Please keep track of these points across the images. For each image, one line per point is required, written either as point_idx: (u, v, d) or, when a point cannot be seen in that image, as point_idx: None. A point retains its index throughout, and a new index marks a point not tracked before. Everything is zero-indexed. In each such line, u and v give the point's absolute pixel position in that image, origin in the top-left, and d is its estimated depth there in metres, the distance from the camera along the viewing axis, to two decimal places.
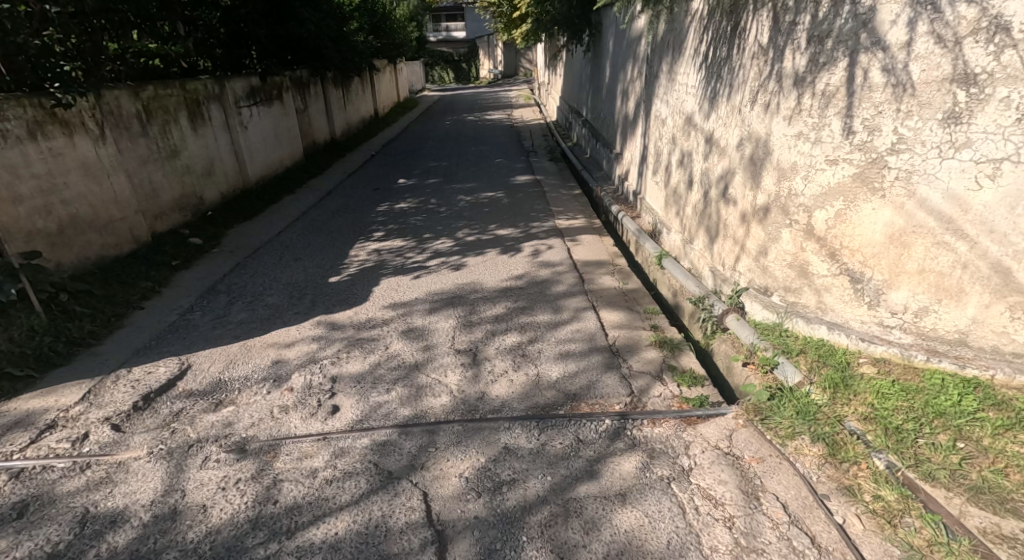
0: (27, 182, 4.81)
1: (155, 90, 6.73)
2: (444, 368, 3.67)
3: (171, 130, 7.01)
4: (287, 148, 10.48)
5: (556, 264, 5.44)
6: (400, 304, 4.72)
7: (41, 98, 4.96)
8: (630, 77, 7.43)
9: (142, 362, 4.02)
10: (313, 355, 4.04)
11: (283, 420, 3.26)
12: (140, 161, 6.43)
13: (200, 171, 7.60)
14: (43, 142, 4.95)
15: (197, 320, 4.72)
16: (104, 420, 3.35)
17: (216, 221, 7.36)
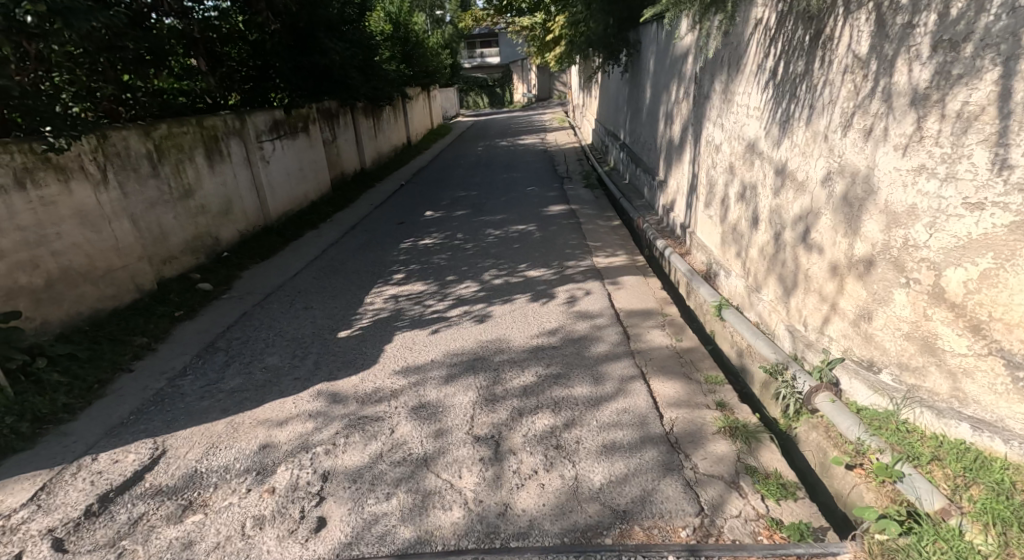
0: (11, 235, 4.38)
1: (167, 129, 6.35)
2: (457, 465, 2.98)
3: (185, 169, 6.62)
4: (313, 181, 10.09)
5: (595, 315, 4.68)
6: (412, 370, 4.05)
7: (33, 142, 4.54)
8: (675, 98, 6.67)
9: (110, 446, 3.46)
10: (307, 439, 3.38)
11: (254, 542, 2.66)
12: (148, 205, 6.01)
13: (217, 211, 7.19)
14: (33, 190, 4.52)
15: (185, 387, 4.10)
16: (46, 531, 2.82)
17: (230, 263, 6.90)
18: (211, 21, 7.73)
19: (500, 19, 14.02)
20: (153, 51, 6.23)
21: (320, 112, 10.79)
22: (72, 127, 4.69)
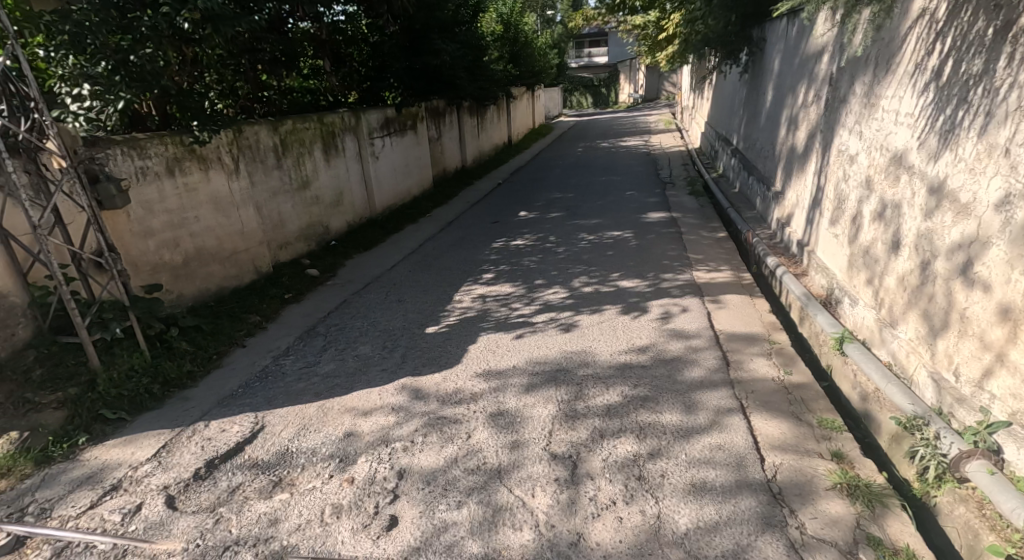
0: (159, 217, 4.73)
1: (293, 124, 6.76)
2: (531, 483, 2.89)
3: (305, 161, 7.02)
4: (416, 177, 10.41)
5: (692, 336, 4.37)
6: (493, 375, 3.98)
7: (181, 136, 4.88)
8: (801, 102, 6.10)
9: (221, 414, 3.60)
10: (388, 432, 3.42)
11: (330, 530, 2.70)
12: (270, 194, 6.42)
13: (329, 202, 7.58)
14: (180, 178, 4.88)
15: (286, 366, 4.23)
16: (162, 488, 2.99)
17: (336, 251, 7.23)
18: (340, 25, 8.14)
19: (611, 19, 13.58)
20: (286, 52, 6.63)
21: (428, 111, 11.11)
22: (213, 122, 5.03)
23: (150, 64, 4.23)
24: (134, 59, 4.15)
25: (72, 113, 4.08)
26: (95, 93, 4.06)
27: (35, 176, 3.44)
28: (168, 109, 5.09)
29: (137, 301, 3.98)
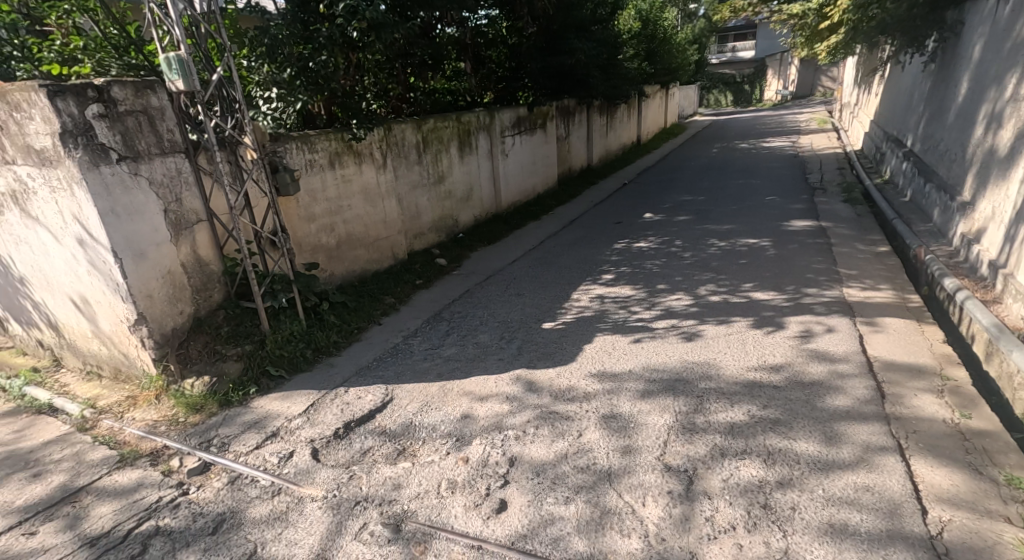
0: (320, 204, 5.27)
1: (434, 123, 7.21)
2: (643, 491, 2.90)
3: (442, 158, 7.47)
4: (542, 175, 10.60)
5: (838, 360, 4.02)
6: (608, 377, 4.00)
7: (342, 132, 5.37)
8: (1013, 94, 5.29)
9: (358, 383, 3.99)
10: (502, 420, 3.59)
11: (445, 503, 2.92)
12: (410, 187, 6.90)
13: (460, 197, 8.00)
14: (339, 170, 5.41)
15: (414, 346, 4.57)
16: (309, 440, 3.41)
17: (464, 244, 7.61)
18: (481, 28, 8.45)
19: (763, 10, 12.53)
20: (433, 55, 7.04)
21: (559, 110, 11.21)
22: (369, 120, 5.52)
23: (325, 69, 4.74)
24: (313, 66, 4.68)
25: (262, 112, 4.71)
26: (281, 96, 4.67)
27: (234, 166, 3.97)
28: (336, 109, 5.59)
29: (299, 275, 4.46)
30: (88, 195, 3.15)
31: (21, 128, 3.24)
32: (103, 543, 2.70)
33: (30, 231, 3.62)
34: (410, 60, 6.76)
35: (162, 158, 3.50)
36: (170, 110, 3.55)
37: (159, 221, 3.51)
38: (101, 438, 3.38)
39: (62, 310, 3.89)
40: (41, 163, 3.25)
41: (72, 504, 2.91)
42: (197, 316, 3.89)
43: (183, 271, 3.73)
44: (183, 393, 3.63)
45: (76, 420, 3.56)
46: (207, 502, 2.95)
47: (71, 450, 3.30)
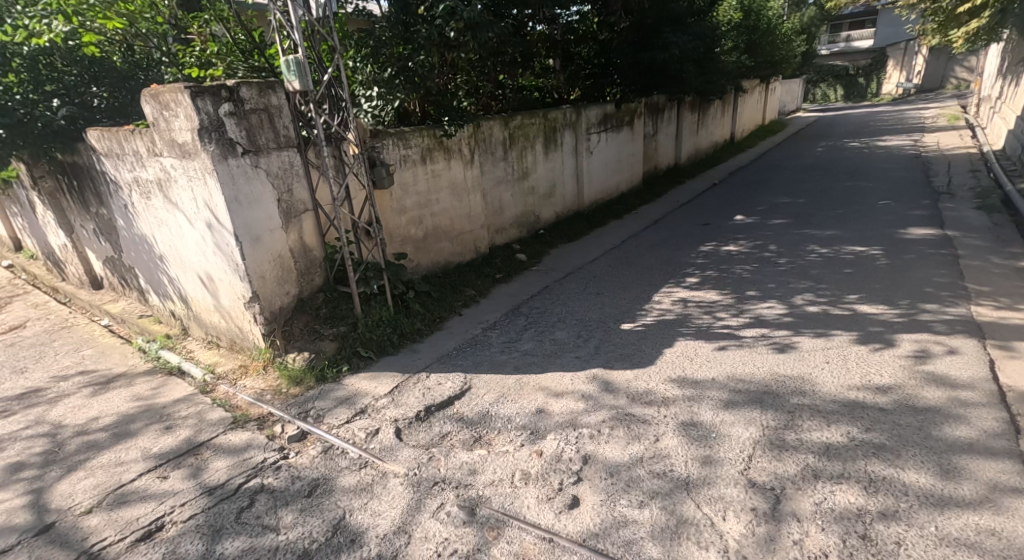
0: (411, 197, 5.49)
1: (521, 121, 7.32)
2: (723, 505, 2.85)
3: (527, 154, 7.54)
4: (627, 173, 10.40)
5: (960, 387, 3.66)
6: (689, 383, 3.92)
7: (433, 129, 5.60)
8: None
9: (439, 370, 4.21)
10: (576, 417, 3.64)
11: (519, 493, 3.04)
12: (495, 182, 7.06)
13: (542, 193, 8.04)
14: (429, 165, 5.60)
15: (492, 338, 4.72)
16: (393, 420, 3.66)
17: (544, 240, 7.64)
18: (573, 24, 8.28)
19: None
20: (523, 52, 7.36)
21: (647, 107, 10.93)
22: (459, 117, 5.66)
23: (422, 68, 4.96)
24: (412, 65, 4.92)
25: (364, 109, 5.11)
26: (381, 94, 5.04)
27: (339, 159, 4.30)
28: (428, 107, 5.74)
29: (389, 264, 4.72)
30: (217, 184, 3.56)
31: (167, 125, 3.67)
32: (218, 493, 3.08)
33: (169, 215, 4.16)
34: (502, 59, 7.01)
35: (279, 152, 3.87)
36: (287, 108, 3.89)
37: (272, 209, 3.89)
38: (218, 401, 3.84)
39: (192, 286, 4.43)
40: (181, 156, 3.70)
41: (194, 457, 3.34)
42: (300, 297, 4.28)
43: (290, 255, 4.11)
44: (286, 366, 4.01)
45: (199, 383, 4.07)
46: (304, 468, 3.27)
47: (194, 409, 3.78)
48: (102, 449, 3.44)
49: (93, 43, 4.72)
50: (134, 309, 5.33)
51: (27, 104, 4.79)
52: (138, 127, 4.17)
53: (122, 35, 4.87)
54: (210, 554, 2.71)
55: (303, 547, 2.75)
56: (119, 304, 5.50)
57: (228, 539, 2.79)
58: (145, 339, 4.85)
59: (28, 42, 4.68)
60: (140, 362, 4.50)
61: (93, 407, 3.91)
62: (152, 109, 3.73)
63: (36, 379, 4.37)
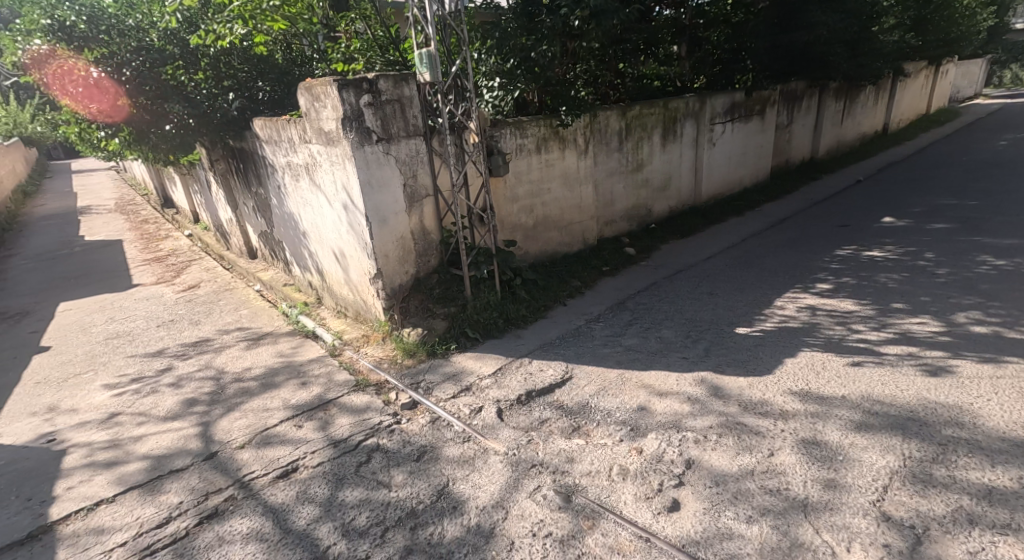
0: (523, 186, 5.34)
1: (639, 110, 6.72)
2: (847, 535, 2.64)
3: (642, 146, 6.91)
4: (755, 167, 9.30)
5: None
6: (813, 398, 3.63)
7: (552, 118, 5.39)
8: None
9: (541, 356, 4.32)
10: (681, 420, 3.55)
11: (616, 488, 3.06)
12: (608, 173, 6.57)
13: (656, 187, 7.33)
14: (544, 154, 5.43)
15: (595, 330, 4.70)
16: (496, 401, 3.84)
17: (657, 236, 7.05)
18: (702, 7, 7.51)
19: None
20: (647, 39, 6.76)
21: (784, 94, 9.75)
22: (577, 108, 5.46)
23: (544, 59, 4.99)
24: (534, 56, 4.99)
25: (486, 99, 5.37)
26: (502, 84, 5.23)
27: (459, 148, 4.50)
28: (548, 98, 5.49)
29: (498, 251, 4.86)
30: (355, 168, 3.95)
31: (317, 115, 4.12)
32: (341, 446, 3.47)
33: (313, 195, 4.69)
34: (624, 46, 6.42)
35: (408, 140, 4.19)
36: (418, 99, 4.19)
37: (399, 193, 4.23)
38: (344, 364, 4.31)
39: (327, 260, 4.96)
40: (326, 143, 4.15)
41: (323, 412, 3.78)
42: (416, 276, 4.59)
43: (411, 237, 4.44)
44: (402, 339, 4.36)
45: (329, 346, 4.59)
46: (415, 434, 3.56)
47: (325, 369, 4.28)
48: (253, 395, 4.03)
49: (263, 40, 5.47)
50: (280, 279, 6.09)
51: (209, 97, 5.68)
52: (292, 117, 4.73)
53: (284, 36, 5.75)
54: (333, 498, 3.08)
55: (410, 506, 3.02)
56: (268, 272, 6.32)
57: (348, 488, 3.15)
58: (288, 304, 5.54)
59: (213, 44, 5.59)
60: (284, 324, 5.19)
61: (247, 360, 4.57)
62: (306, 101, 4.20)
63: (205, 331, 5.19)
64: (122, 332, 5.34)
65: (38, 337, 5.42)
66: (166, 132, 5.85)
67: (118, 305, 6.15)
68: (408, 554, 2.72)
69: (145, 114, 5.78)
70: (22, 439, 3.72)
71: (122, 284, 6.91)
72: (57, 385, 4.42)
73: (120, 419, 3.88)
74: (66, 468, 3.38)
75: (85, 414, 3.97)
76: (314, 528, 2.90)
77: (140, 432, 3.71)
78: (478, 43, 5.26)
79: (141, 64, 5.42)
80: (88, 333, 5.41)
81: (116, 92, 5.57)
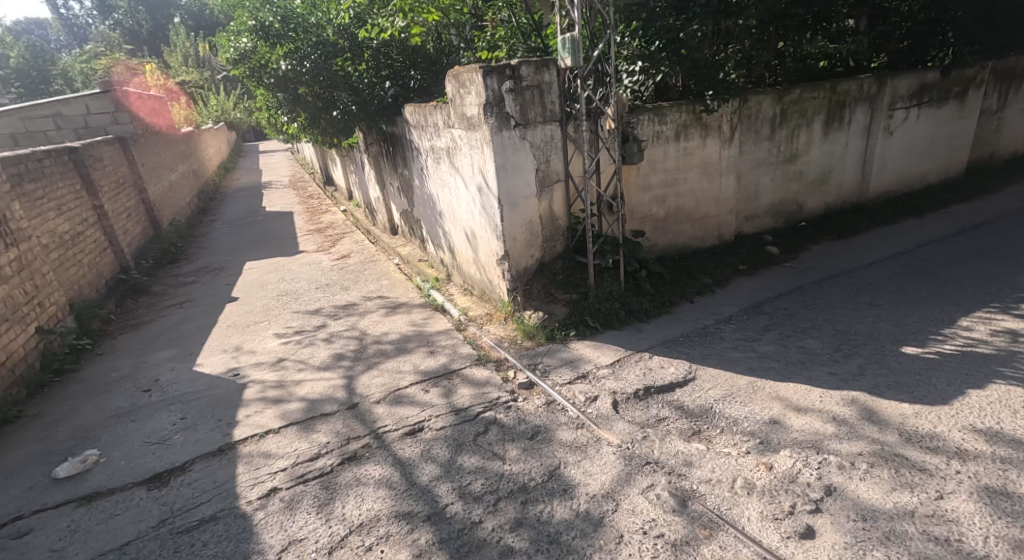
0: (657, 175, 5.08)
1: (800, 93, 5.75)
2: None
3: (799, 134, 5.92)
4: (948, 160, 7.55)
5: None
6: (1003, 440, 3.03)
7: (695, 103, 5.00)
8: None
9: (663, 352, 4.16)
10: (821, 440, 3.20)
11: (740, 501, 2.85)
12: (754, 164, 5.76)
13: (812, 180, 6.25)
14: (683, 142, 5.08)
15: (725, 332, 4.38)
16: (613, 392, 3.79)
17: (806, 235, 6.08)
18: None
19: None
20: (817, 14, 5.46)
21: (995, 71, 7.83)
22: (728, 90, 4.93)
23: (692, 39, 4.67)
24: (683, 36, 4.68)
25: (624, 85, 5.11)
26: (644, 69, 4.99)
27: (594, 134, 4.45)
28: (692, 82, 5.09)
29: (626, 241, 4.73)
30: (491, 152, 4.12)
31: (461, 101, 4.34)
32: (462, 415, 3.71)
33: (452, 177, 4.98)
34: (786, 23, 5.34)
35: (544, 125, 4.24)
36: (556, 85, 4.20)
37: (531, 178, 4.31)
38: (468, 338, 4.60)
39: (459, 239, 5.26)
40: (468, 128, 4.37)
41: (447, 380, 4.07)
42: (541, 261, 4.67)
43: (539, 222, 4.51)
44: (522, 321, 4.49)
45: (455, 320, 4.91)
46: (531, 415, 3.66)
47: (451, 341, 4.60)
48: (389, 357, 4.48)
49: (418, 33, 5.91)
50: (415, 254, 6.60)
51: (369, 86, 6.26)
52: (439, 103, 5.03)
53: (436, 27, 6.12)
54: (453, 462, 3.31)
55: (523, 481, 3.13)
56: (406, 248, 6.89)
57: (466, 454, 3.37)
58: (421, 279, 6.00)
59: (375, 37, 6.17)
60: (417, 297, 5.66)
61: (386, 325, 5.07)
62: (453, 87, 4.44)
63: (352, 297, 5.85)
64: (289, 291, 6.23)
65: (230, 288, 6.55)
66: (333, 117, 6.47)
67: (287, 268, 7.14)
68: (517, 526, 2.83)
69: (320, 102, 6.50)
70: (216, 370, 4.57)
71: (291, 249, 8.03)
72: (241, 330, 5.32)
73: (284, 364, 4.57)
74: (246, 398, 4.09)
75: (260, 356, 4.74)
76: (435, 486, 3.14)
77: (300, 377, 4.34)
78: (622, 25, 5.01)
79: (319, 57, 6.16)
80: (264, 289, 6.40)
81: (298, 82, 6.38)
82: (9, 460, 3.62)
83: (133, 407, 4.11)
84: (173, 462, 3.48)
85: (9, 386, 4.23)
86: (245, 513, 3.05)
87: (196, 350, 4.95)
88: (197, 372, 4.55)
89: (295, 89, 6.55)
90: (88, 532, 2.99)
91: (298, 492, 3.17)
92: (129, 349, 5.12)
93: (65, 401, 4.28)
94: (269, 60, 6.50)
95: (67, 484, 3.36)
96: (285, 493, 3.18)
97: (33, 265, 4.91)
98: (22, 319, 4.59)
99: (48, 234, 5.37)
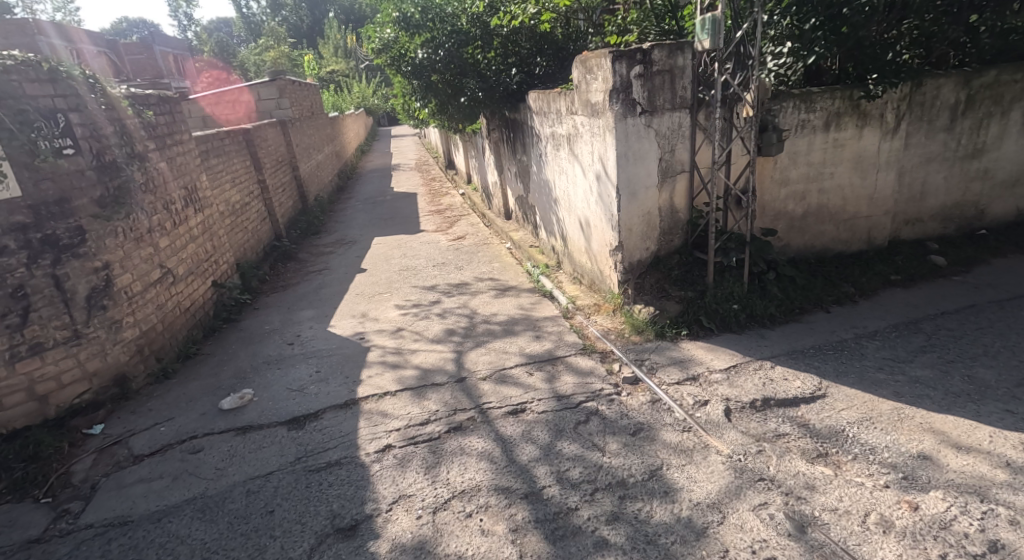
0: (798, 168, 4.56)
1: (996, 75, 4.76)
2: None
3: (989, 125, 4.92)
4: None
5: None
6: None
7: (853, 89, 4.38)
8: None
9: (787, 363, 3.79)
10: (984, 486, 2.71)
11: (874, 539, 2.51)
12: (925, 159, 4.90)
13: (1002, 181, 5.17)
14: (834, 133, 4.50)
15: (867, 348, 3.86)
16: (725, 399, 3.54)
17: (987, 245, 5.07)
18: None
19: None
20: None
21: None
22: (897, 73, 4.30)
23: (858, 15, 4.04)
24: (847, 12, 4.05)
25: (768, 69, 4.65)
26: (793, 50, 4.48)
27: (728, 123, 4.10)
28: (851, 64, 4.46)
29: (754, 239, 4.35)
30: (613, 140, 4.00)
31: (586, 87, 4.25)
32: (564, 401, 3.72)
33: (570, 165, 4.93)
34: None
35: (672, 113, 4.01)
36: (690, 69, 3.93)
37: (653, 167, 4.12)
38: (574, 327, 4.58)
39: (572, 227, 5.22)
40: (591, 114, 4.28)
41: (551, 366, 4.10)
42: (657, 254, 4.48)
43: (658, 214, 4.31)
44: (632, 315, 4.35)
45: (562, 308, 4.91)
46: (634, 411, 3.55)
47: (558, 328, 4.61)
48: (496, 337, 4.63)
49: (548, 20, 5.83)
50: (528, 239, 6.70)
51: (497, 73, 6.52)
52: (563, 89, 4.97)
53: (565, 13, 5.92)
54: (552, 446, 3.33)
55: (621, 476, 3.05)
56: (519, 233, 7.01)
57: (566, 440, 3.37)
58: (532, 264, 6.08)
59: (506, 24, 6.21)
60: (526, 281, 5.75)
61: (494, 306, 5.23)
62: (579, 73, 4.35)
63: (465, 276, 6.11)
64: (410, 266, 6.67)
65: (362, 260, 7.18)
66: (461, 103, 6.82)
67: (410, 245, 7.64)
68: (613, 520, 2.77)
69: (449, 89, 6.89)
70: (346, 332, 5.06)
71: (415, 228, 8.58)
72: (368, 298, 5.82)
73: (402, 333, 4.93)
74: (368, 360, 4.51)
75: (382, 324, 5.16)
76: (533, 467, 3.19)
77: (415, 347, 4.66)
78: (772, 2, 4.40)
79: (451, 45, 6.46)
80: (389, 263, 6.92)
81: (432, 69, 6.79)
82: (187, 389, 4.35)
83: (280, 357, 4.72)
84: (308, 409, 3.94)
85: (190, 329, 5.08)
86: (363, 463, 3.37)
87: (331, 313, 5.53)
88: (330, 333, 5.08)
89: (428, 77, 6.94)
90: (242, 458, 3.51)
91: (409, 452, 3.41)
92: (280, 307, 5.86)
93: (230, 345, 5.04)
94: (408, 49, 6.91)
95: (228, 415, 3.96)
96: (398, 451, 3.44)
97: (212, 229, 5.80)
98: (202, 273, 5.46)
99: (223, 203, 6.30)
